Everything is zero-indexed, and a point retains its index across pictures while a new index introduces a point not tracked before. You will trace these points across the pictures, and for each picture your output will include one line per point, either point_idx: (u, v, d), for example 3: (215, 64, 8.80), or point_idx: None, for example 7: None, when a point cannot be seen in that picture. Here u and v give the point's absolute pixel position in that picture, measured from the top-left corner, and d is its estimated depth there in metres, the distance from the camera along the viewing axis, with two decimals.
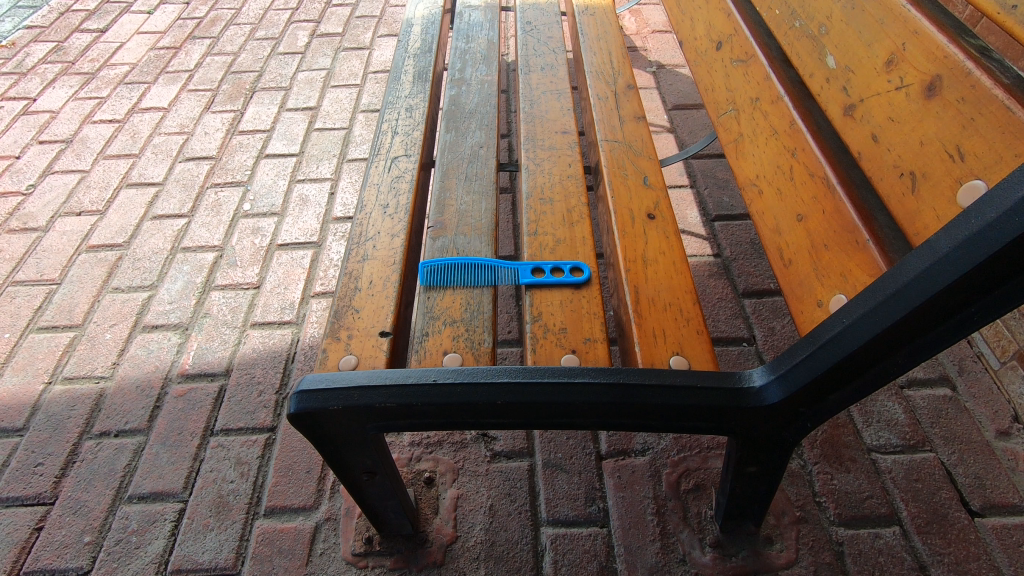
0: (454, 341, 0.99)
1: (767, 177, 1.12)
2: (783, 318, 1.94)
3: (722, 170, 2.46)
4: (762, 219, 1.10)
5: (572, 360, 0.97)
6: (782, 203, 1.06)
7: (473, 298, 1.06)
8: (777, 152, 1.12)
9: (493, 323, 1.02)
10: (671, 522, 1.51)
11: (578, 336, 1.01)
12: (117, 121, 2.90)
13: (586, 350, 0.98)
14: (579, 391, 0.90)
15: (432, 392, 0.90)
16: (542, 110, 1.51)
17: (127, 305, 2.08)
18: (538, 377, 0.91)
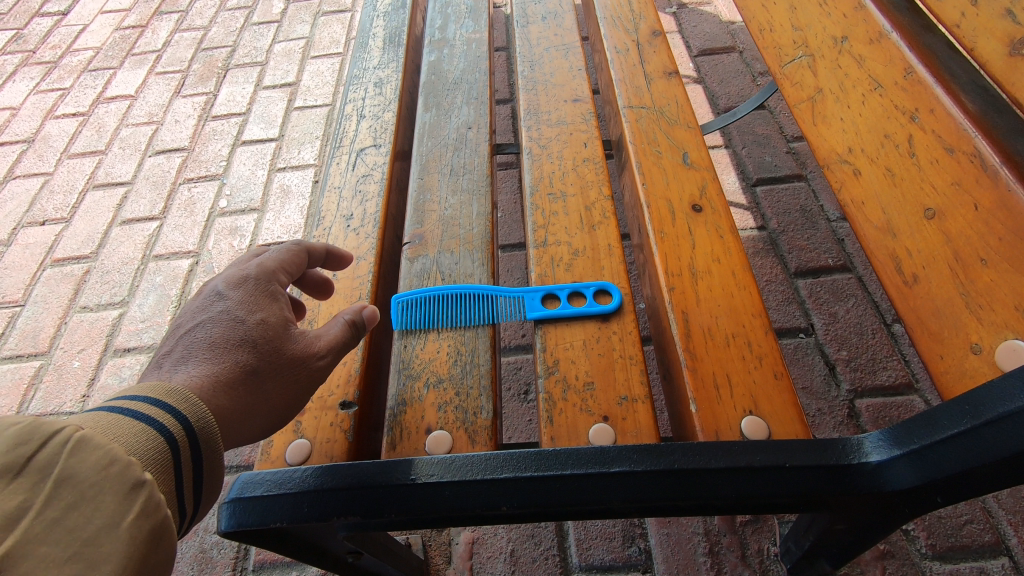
0: (440, 413, 0.73)
1: (868, 150, 0.88)
2: (846, 301, 1.64)
3: (761, 123, 2.10)
4: (860, 212, 0.85)
5: (605, 434, 0.70)
6: (897, 194, 0.83)
7: (464, 346, 0.79)
8: (885, 115, 0.88)
9: (492, 382, 0.76)
10: (729, 564, 1.26)
11: (610, 396, 0.73)
12: (81, 114, 2.64)
13: (623, 417, 0.71)
14: (618, 485, 0.65)
15: (413, 497, 0.65)
16: (545, 72, 1.20)
17: (97, 327, 1.87)
18: (558, 468, 0.65)
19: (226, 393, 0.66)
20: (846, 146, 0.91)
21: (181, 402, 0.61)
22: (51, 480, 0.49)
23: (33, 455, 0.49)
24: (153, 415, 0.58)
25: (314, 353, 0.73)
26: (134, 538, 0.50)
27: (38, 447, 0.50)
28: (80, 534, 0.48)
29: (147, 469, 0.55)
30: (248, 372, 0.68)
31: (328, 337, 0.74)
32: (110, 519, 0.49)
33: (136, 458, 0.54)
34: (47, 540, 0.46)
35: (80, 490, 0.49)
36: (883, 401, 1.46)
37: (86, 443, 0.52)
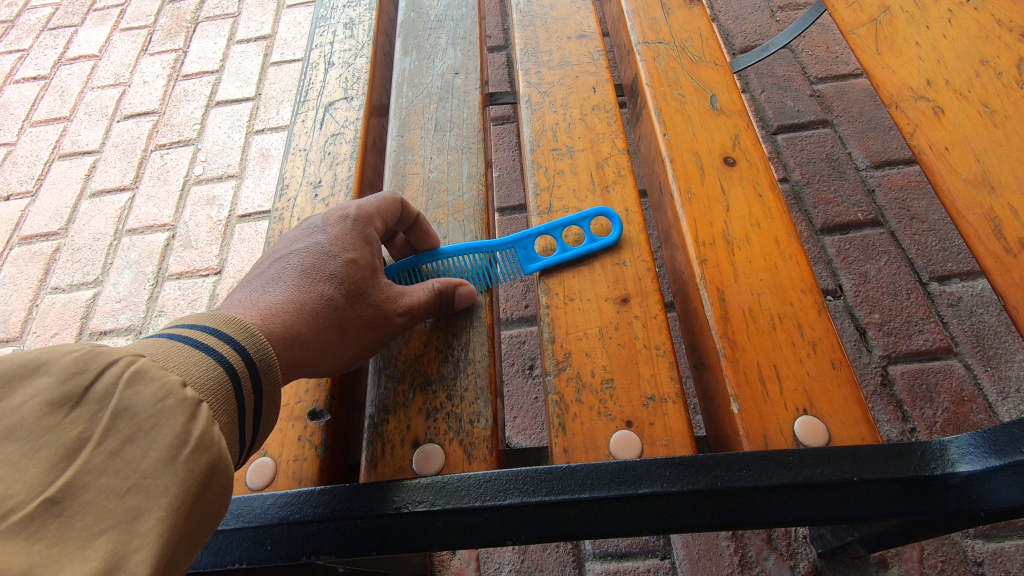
0: (431, 422, 0.66)
1: (961, 81, 0.75)
2: (878, 259, 1.50)
3: (782, 63, 1.91)
4: (944, 160, 0.71)
5: (631, 442, 0.60)
6: (992, 136, 0.70)
7: (455, 340, 0.71)
8: (985, 44, 0.76)
9: (490, 383, 0.69)
10: (753, 548, 1.18)
11: (634, 396, 0.63)
12: (42, 77, 2.44)
13: (649, 423, 0.61)
14: (648, 511, 0.56)
15: (408, 529, 0.58)
16: (545, 5, 1.02)
17: (70, 309, 1.75)
18: (574, 491, 0.57)
19: (312, 337, 0.62)
20: (924, 78, 0.78)
21: (242, 333, 0.57)
22: (109, 415, 0.46)
23: (92, 383, 0.47)
24: (225, 342, 0.55)
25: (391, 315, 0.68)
26: (189, 471, 0.46)
27: (96, 376, 0.47)
28: (137, 467, 0.45)
29: (209, 400, 0.51)
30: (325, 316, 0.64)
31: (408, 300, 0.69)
32: (166, 451, 0.46)
33: (191, 387, 0.50)
34: (107, 471, 0.44)
35: (137, 422, 0.46)
36: (919, 367, 1.34)
37: (145, 372, 0.48)
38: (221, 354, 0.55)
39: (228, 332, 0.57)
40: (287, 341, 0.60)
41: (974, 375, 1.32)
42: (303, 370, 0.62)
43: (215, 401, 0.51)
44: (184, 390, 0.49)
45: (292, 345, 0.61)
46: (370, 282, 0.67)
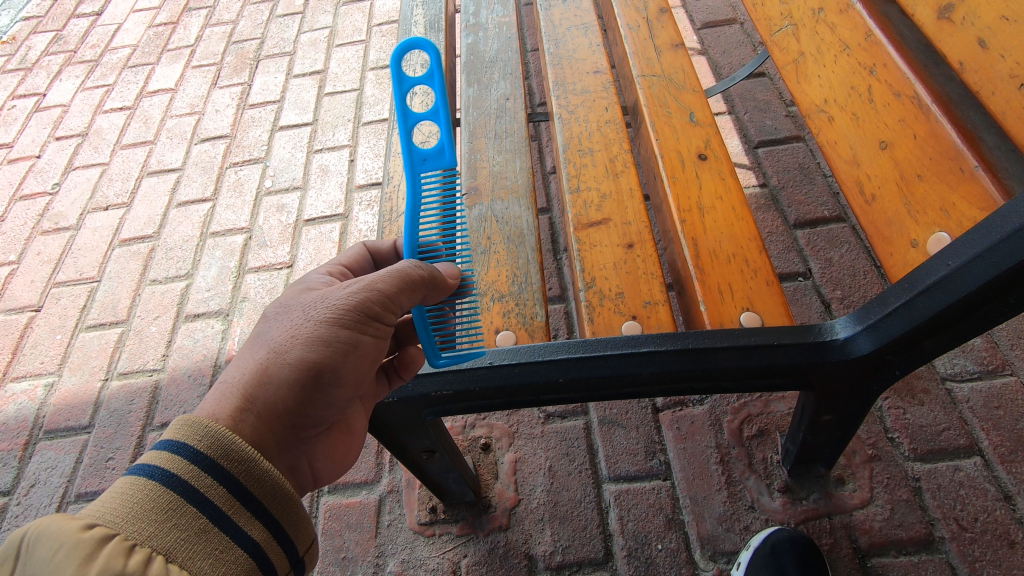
0: (505, 318, 0.98)
1: (838, 101, 0.97)
2: (841, 248, 1.81)
3: (762, 90, 2.26)
4: (833, 148, 0.95)
5: (634, 327, 0.92)
6: (859, 131, 0.92)
7: (519, 270, 1.04)
8: (849, 70, 0.96)
9: (543, 295, 1.01)
10: (737, 470, 1.48)
11: (637, 301, 0.95)
12: (128, 108, 2.84)
13: (647, 316, 0.93)
14: (646, 361, 0.85)
15: (490, 376, 0.88)
16: (568, 49, 1.38)
17: (167, 297, 2.09)
18: (599, 350, 0.87)
19: (261, 386, 0.75)
20: (821, 98, 1.00)
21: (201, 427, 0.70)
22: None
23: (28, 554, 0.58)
24: (166, 457, 0.66)
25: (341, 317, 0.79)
26: None
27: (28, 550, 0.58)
28: None
29: (122, 524, 0.60)
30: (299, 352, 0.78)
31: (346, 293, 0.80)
32: None
33: (99, 524, 0.59)
34: None
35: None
36: None
37: (49, 529, 0.58)
38: (168, 459, 0.66)
39: (174, 432, 0.69)
40: (238, 394, 0.74)
41: None
42: (265, 409, 0.75)
43: (142, 526, 0.61)
44: (81, 534, 0.57)
45: (247, 395, 0.74)
46: (299, 317, 0.80)
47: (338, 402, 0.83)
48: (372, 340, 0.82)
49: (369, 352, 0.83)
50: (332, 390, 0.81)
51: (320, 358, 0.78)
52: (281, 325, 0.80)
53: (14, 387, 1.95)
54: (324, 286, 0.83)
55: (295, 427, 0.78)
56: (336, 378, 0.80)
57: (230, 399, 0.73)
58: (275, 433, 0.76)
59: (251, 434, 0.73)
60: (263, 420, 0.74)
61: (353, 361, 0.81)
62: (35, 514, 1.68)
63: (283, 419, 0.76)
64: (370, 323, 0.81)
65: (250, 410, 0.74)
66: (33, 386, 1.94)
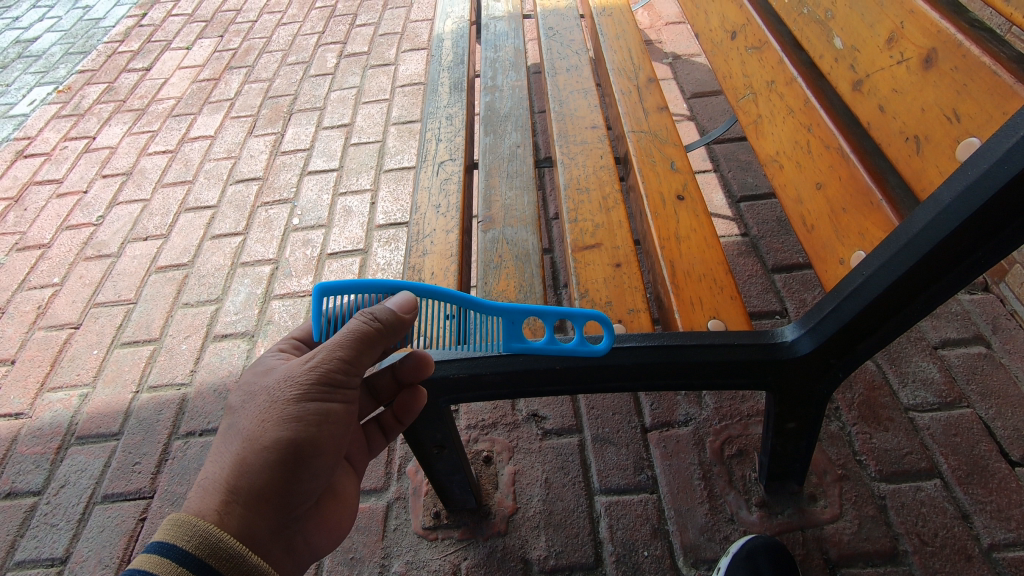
0: None
1: (786, 153, 1.24)
2: (814, 290, 2.00)
3: (744, 151, 2.52)
4: (784, 191, 1.24)
5: (620, 328, 1.16)
6: (802, 175, 1.18)
7: (526, 282, 1.27)
8: (794, 129, 1.22)
9: (544, 301, 1.23)
10: (718, 485, 1.60)
11: (623, 308, 1.20)
12: (170, 151, 3.13)
13: (631, 319, 1.18)
14: (628, 354, 1.06)
15: (497, 364, 1.08)
16: (570, 108, 1.64)
17: (198, 319, 2.27)
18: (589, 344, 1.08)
19: (240, 475, 0.88)
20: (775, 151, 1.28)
21: (187, 524, 0.82)
22: None
23: None
24: (155, 560, 0.78)
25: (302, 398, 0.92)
26: None
27: None
28: None
29: None
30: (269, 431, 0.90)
31: (305, 374, 0.92)
32: None
33: None
34: None
35: None
36: None
37: None
38: (159, 561, 0.78)
39: (165, 533, 0.81)
40: (222, 487, 0.87)
41: (882, 371, 1.79)
42: (250, 495, 0.88)
43: None
44: None
45: (230, 487, 0.87)
46: (267, 404, 0.92)
47: (318, 469, 0.97)
48: (337, 407, 0.95)
49: (338, 419, 0.96)
50: (309, 463, 0.94)
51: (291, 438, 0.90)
52: (252, 415, 0.92)
53: (51, 396, 2.11)
54: (283, 370, 0.94)
55: (284, 504, 0.93)
56: (310, 453, 0.93)
57: (215, 495, 0.86)
58: (263, 515, 0.89)
59: (238, 523, 0.85)
60: (250, 506, 0.88)
61: (324, 433, 0.94)
62: (63, 512, 1.80)
63: (269, 499, 0.90)
64: (332, 393, 0.94)
65: (235, 501, 0.87)
66: (69, 395, 2.10)
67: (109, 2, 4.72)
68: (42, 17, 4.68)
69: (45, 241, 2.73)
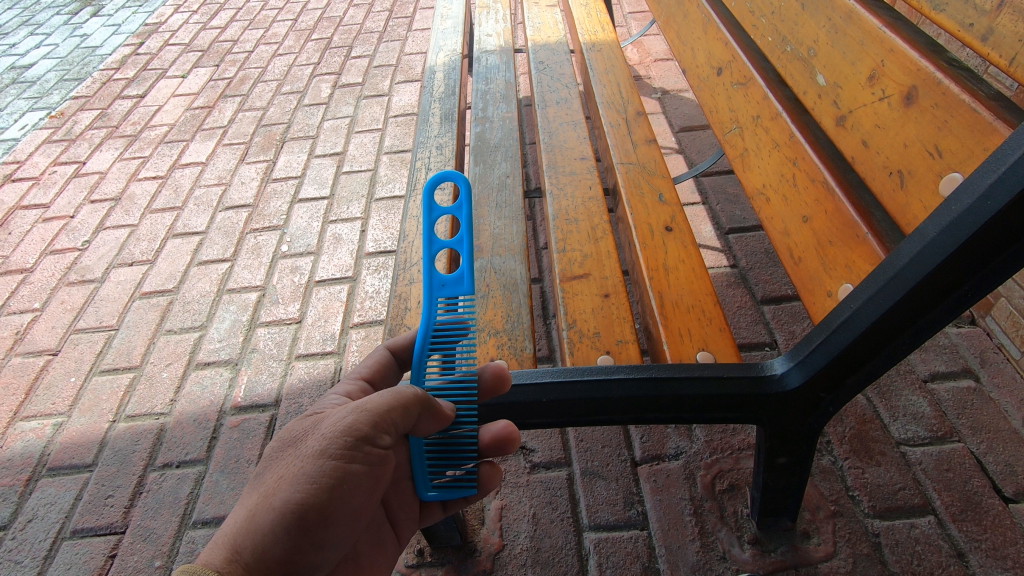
0: (499, 349, 1.20)
1: (772, 186, 1.25)
2: (802, 322, 2.00)
3: (732, 184, 2.56)
4: (771, 223, 1.24)
5: (608, 360, 1.15)
6: (789, 208, 1.19)
7: (513, 313, 1.26)
8: (780, 162, 1.24)
9: (531, 332, 1.23)
10: (709, 521, 1.56)
11: (611, 339, 1.19)
12: (160, 177, 3.12)
13: (619, 351, 1.16)
14: (616, 386, 1.05)
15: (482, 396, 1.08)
16: (560, 140, 1.66)
17: (180, 346, 2.23)
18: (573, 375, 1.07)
19: (247, 534, 0.83)
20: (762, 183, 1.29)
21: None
22: None
23: None
24: None
25: (325, 455, 0.88)
26: None
27: None
28: None
29: None
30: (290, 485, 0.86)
31: (333, 429, 0.89)
32: None
33: None
34: None
35: None
36: None
37: None
38: None
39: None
40: (229, 544, 0.83)
41: (873, 404, 1.78)
42: (253, 556, 0.83)
43: None
44: None
45: (237, 545, 0.83)
46: (291, 459, 0.90)
47: (332, 542, 0.89)
48: (359, 469, 0.89)
49: (357, 483, 0.90)
50: (318, 531, 0.87)
51: (303, 498, 0.85)
52: (276, 471, 0.90)
53: (24, 425, 2.04)
54: (314, 426, 0.93)
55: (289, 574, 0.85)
56: (321, 519, 0.87)
57: (222, 549, 0.83)
58: None
59: None
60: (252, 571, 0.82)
61: (338, 500, 0.88)
62: (29, 548, 1.73)
63: (272, 569, 0.83)
64: (356, 455, 0.89)
65: (239, 561, 0.82)
66: (43, 424, 2.04)
67: (107, 31, 4.78)
68: (39, 44, 4.73)
69: (28, 265, 2.70)
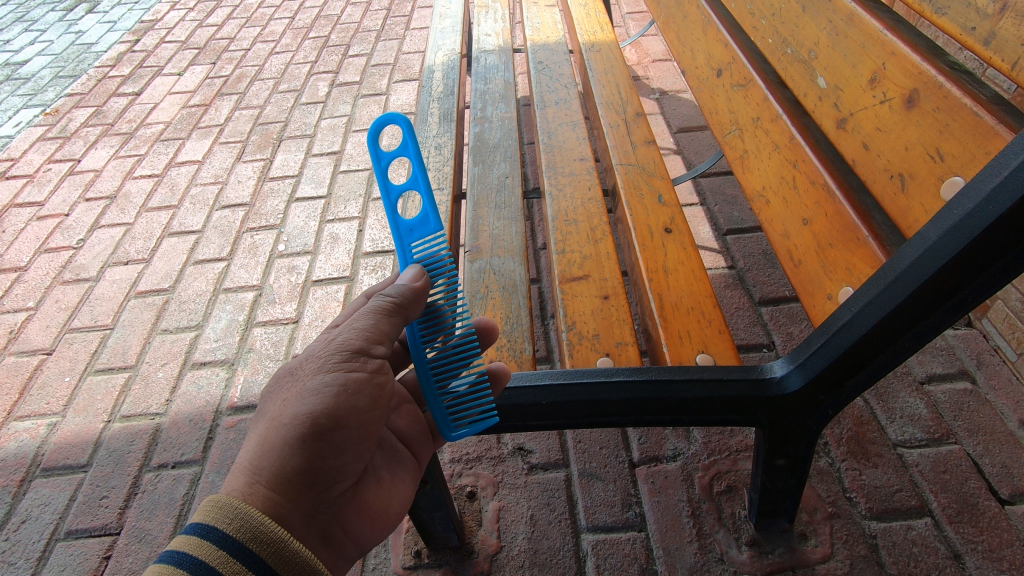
0: (499, 351, 1.19)
1: (772, 188, 1.25)
2: (800, 323, 2.01)
3: (730, 185, 2.56)
4: (771, 225, 1.24)
5: (607, 362, 1.15)
6: (789, 210, 1.19)
7: (513, 315, 1.25)
8: (780, 164, 1.23)
9: (530, 334, 1.22)
10: (707, 523, 1.56)
11: (610, 341, 1.19)
12: (156, 175, 3.10)
13: (619, 353, 1.16)
14: (616, 388, 1.05)
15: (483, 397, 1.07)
16: (559, 140, 1.66)
17: (176, 346, 2.21)
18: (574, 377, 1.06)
19: (262, 455, 0.84)
20: (762, 185, 1.29)
21: (215, 503, 0.79)
22: None
23: None
24: (198, 544, 0.74)
25: (324, 370, 0.90)
26: None
27: None
28: None
29: None
30: (296, 402, 0.88)
31: (328, 345, 0.92)
32: None
33: None
34: None
35: None
36: None
37: None
38: (198, 546, 0.74)
39: (203, 515, 0.78)
40: (246, 469, 0.83)
41: (870, 406, 1.78)
42: (273, 474, 0.83)
43: None
44: None
45: (255, 468, 0.83)
46: (290, 383, 0.91)
47: (347, 450, 0.92)
48: (362, 377, 0.92)
49: (363, 388, 0.92)
50: (332, 438, 0.89)
51: (313, 408, 0.87)
52: (276, 397, 0.90)
53: (17, 425, 2.03)
54: (306, 350, 0.95)
55: (310, 484, 0.87)
56: (333, 425, 0.89)
57: (241, 475, 0.83)
58: (290, 494, 0.84)
59: (265, 502, 0.81)
60: (275, 487, 0.83)
61: (348, 405, 0.90)
62: (23, 549, 1.71)
63: (294, 480, 0.85)
64: (356, 361, 0.92)
65: (261, 482, 0.82)
66: (37, 424, 2.02)
67: (103, 28, 4.75)
68: (34, 40, 4.70)
69: (22, 263, 2.68)
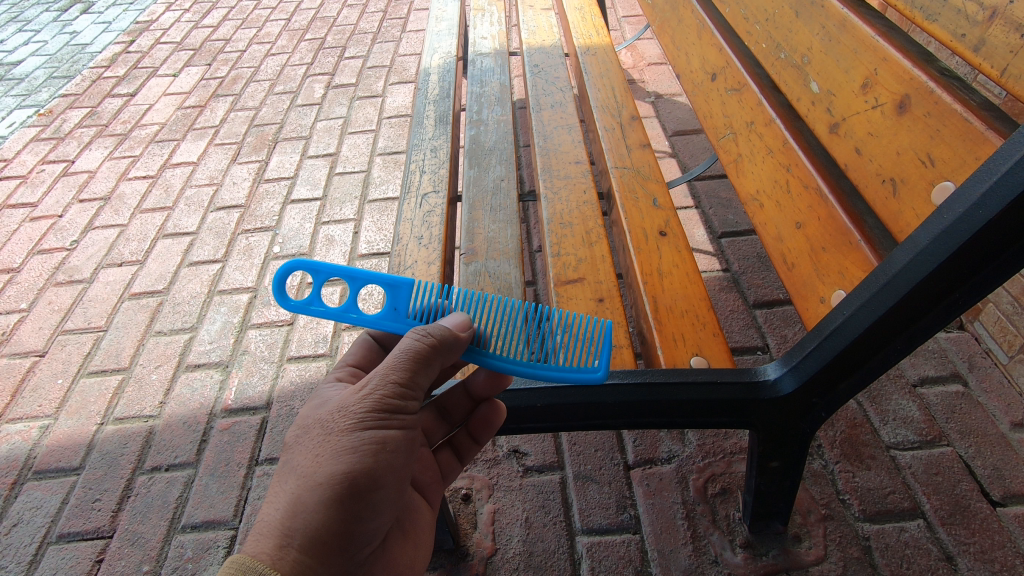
0: None
1: (766, 192, 1.26)
2: (794, 326, 2.02)
3: (725, 189, 2.57)
4: (764, 229, 1.25)
5: None
6: (782, 213, 1.20)
7: None
8: (774, 168, 1.24)
9: None
10: (701, 525, 1.57)
11: None
12: (151, 176, 3.09)
13: (613, 355, 1.16)
14: (610, 391, 1.06)
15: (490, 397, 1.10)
16: (554, 143, 1.66)
17: (170, 348, 2.21)
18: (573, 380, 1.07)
19: (293, 518, 0.84)
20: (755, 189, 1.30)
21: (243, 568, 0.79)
22: None
23: None
24: None
25: (358, 430, 0.88)
26: None
27: None
28: None
29: None
30: (328, 463, 0.86)
31: (362, 402, 0.89)
32: None
33: None
34: None
35: None
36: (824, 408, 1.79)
37: None
38: None
39: None
40: (277, 532, 0.83)
41: (863, 409, 1.79)
42: (305, 537, 0.84)
43: None
44: None
45: (285, 531, 0.83)
46: (319, 437, 0.89)
47: (378, 509, 0.92)
48: (397, 435, 0.91)
49: (396, 449, 0.91)
50: (367, 499, 0.88)
51: (347, 473, 0.86)
52: (306, 451, 0.88)
53: (9, 428, 2.02)
54: (336, 401, 0.92)
55: (342, 545, 0.87)
56: (366, 487, 0.88)
57: (271, 537, 0.83)
58: (321, 557, 0.85)
59: (293, 567, 0.82)
60: (305, 550, 0.83)
61: (382, 466, 0.89)
62: (14, 553, 1.70)
63: (326, 544, 0.85)
64: (390, 419, 0.90)
65: (291, 546, 0.83)
66: (29, 427, 2.01)
67: (98, 28, 4.73)
68: (28, 41, 4.67)
69: (14, 264, 2.66)
